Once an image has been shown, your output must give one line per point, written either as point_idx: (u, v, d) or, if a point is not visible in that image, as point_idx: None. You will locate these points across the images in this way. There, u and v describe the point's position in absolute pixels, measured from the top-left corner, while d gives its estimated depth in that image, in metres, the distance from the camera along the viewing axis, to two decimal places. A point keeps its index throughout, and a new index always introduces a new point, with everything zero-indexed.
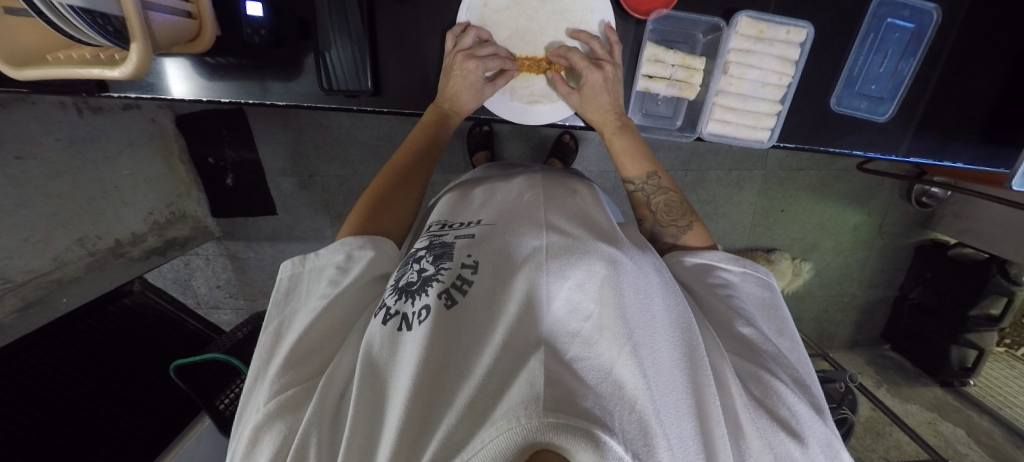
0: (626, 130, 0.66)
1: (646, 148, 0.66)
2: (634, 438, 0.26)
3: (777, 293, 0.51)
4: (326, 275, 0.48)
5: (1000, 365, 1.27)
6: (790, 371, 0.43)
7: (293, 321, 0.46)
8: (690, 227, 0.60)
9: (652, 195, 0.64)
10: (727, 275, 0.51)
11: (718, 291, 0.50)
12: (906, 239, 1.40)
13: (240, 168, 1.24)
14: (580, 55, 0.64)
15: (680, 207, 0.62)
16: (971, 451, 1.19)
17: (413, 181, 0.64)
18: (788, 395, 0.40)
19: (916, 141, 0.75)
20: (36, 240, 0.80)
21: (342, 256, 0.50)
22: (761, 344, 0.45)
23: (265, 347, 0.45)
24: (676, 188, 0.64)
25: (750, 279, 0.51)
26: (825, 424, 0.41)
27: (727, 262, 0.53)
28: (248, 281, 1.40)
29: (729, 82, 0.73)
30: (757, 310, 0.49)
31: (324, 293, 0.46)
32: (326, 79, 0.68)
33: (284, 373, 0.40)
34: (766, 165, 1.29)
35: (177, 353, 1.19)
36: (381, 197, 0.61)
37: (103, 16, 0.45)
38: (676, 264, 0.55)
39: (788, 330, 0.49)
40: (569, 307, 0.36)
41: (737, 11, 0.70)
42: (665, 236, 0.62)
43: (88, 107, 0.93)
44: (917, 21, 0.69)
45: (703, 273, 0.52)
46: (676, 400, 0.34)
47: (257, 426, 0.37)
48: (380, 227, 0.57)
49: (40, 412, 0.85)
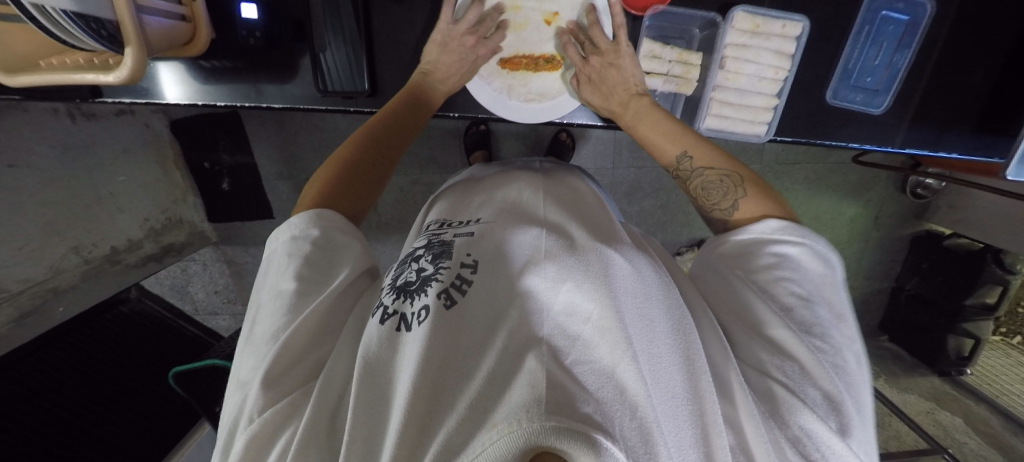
0: (649, 107, 0.65)
1: (684, 125, 0.63)
2: (633, 446, 0.26)
3: (837, 274, 0.48)
4: (299, 252, 0.48)
5: (997, 354, 1.30)
6: (820, 385, 0.41)
7: (268, 305, 0.46)
8: (736, 207, 0.56)
9: (691, 178, 0.61)
10: (784, 248, 0.49)
11: (773, 273, 0.48)
12: (902, 231, 1.42)
13: (236, 172, 1.23)
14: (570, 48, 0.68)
15: (723, 188, 0.57)
16: (969, 439, 1.19)
17: (386, 154, 0.62)
18: (805, 413, 0.39)
19: (912, 133, 0.76)
20: (31, 249, 0.79)
21: (316, 232, 0.50)
22: (794, 348, 0.43)
23: (245, 342, 0.46)
24: (721, 163, 0.58)
25: (810, 252, 0.48)
26: (849, 447, 0.38)
27: (779, 234, 0.50)
28: (247, 286, 1.39)
29: (726, 77, 0.73)
30: (815, 290, 0.47)
31: (300, 277, 0.46)
32: (322, 81, 0.67)
33: (269, 388, 0.38)
34: (762, 160, 1.30)
35: (176, 359, 1.18)
36: (351, 166, 0.58)
37: (97, 21, 0.45)
38: (727, 241, 0.54)
39: (846, 317, 0.46)
40: (568, 309, 0.36)
41: (734, 6, 0.70)
42: (715, 220, 0.59)
43: (81, 113, 0.93)
44: (911, 13, 0.70)
45: (751, 252, 0.50)
46: (675, 406, 0.34)
47: (252, 440, 0.36)
48: (347, 208, 0.56)
49: (39, 422, 0.85)
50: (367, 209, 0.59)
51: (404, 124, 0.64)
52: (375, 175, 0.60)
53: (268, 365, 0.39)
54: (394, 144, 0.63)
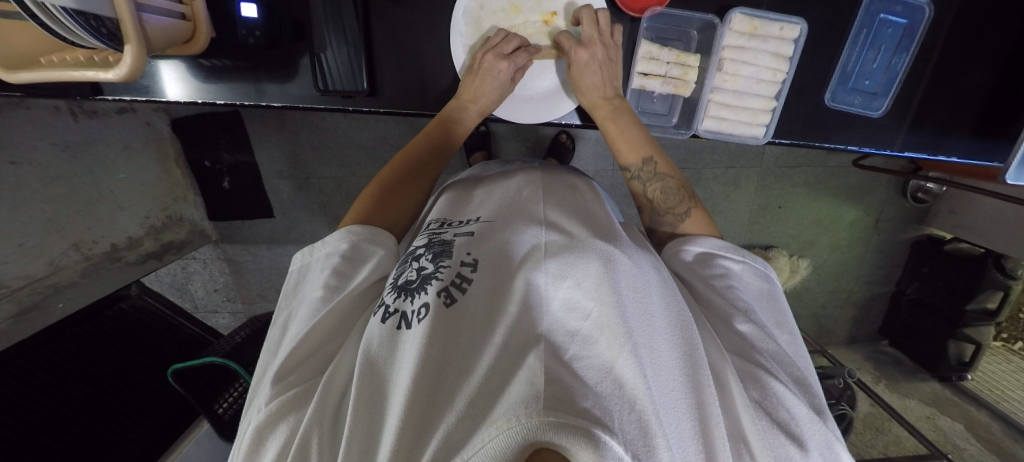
0: (620, 112, 0.66)
1: (645, 131, 0.66)
2: (634, 439, 0.26)
3: (776, 285, 0.51)
4: (331, 264, 0.48)
5: (996, 359, 1.29)
6: (792, 371, 0.43)
7: (297, 313, 0.46)
8: (688, 214, 0.59)
9: (648, 182, 0.63)
10: (727, 263, 0.51)
11: (723, 280, 0.50)
12: (902, 235, 1.41)
13: (236, 171, 1.24)
14: (568, 36, 0.66)
15: (677, 194, 0.61)
16: (970, 445, 1.18)
17: (424, 174, 0.64)
18: (789, 397, 0.40)
19: (910, 136, 0.76)
20: (32, 245, 0.80)
21: (346, 246, 0.50)
22: (761, 342, 0.44)
23: (272, 343, 0.46)
24: (674, 173, 0.62)
25: (749, 269, 0.51)
26: (825, 426, 0.40)
27: (725, 251, 0.53)
28: (247, 285, 1.39)
29: (724, 79, 0.74)
30: (756, 300, 0.49)
31: (328, 286, 0.46)
32: (321, 80, 0.68)
33: (281, 378, 0.39)
34: (763, 163, 1.29)
35: (176, 357, 1.18)
36: (388, 188, 0.60)
37: (98, 19, 0.45)
38: (675, 252, 0.54)
39: (788, 321, 0.48)
40: (568, 306, 0.36)
41: (732, 8, 0.69)
42: (663, 225, 0.61)
43: (82, 111, 0.93)
44: (909, 17, 0.70)
45: (702, 262, 0.52)
46: (674, 399, 0.34)
47: (260, 427, 0.36)
48: (384, 220, 0.57)
49: (39, 418, 0.85)
50: (412, 219, 0.61)
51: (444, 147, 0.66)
52: (422, 192, 0.63)
53: (286, 356, 0.40)
54: (434, 165, 0.66)
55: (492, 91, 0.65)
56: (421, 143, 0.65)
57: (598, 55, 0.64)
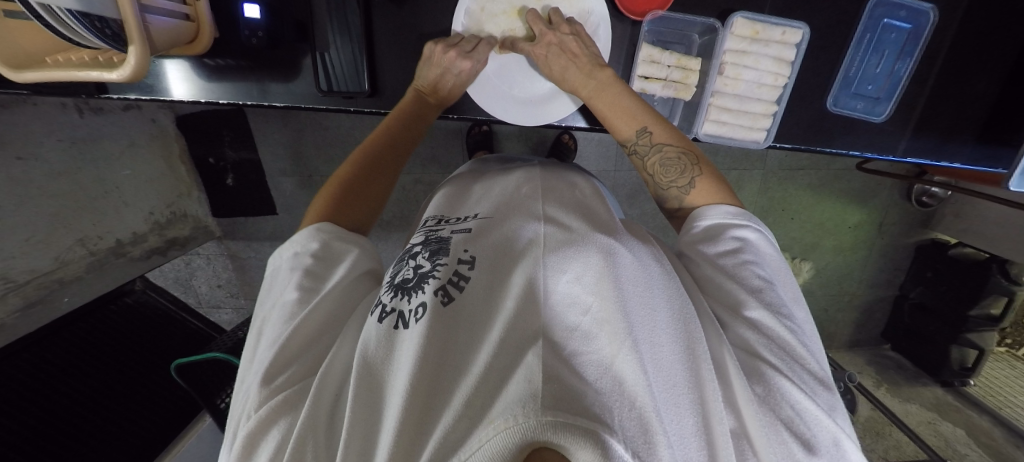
0: (608, 84, 0.63)
1: (637, 99, 0.63)
2: (633, 436, 0.26)
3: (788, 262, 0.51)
4: (302, 264, 0.49)
5: (999, 365, 1.28)
6: (804, 363, 0.42)
7: (271, 316, 0.46)
8: (692, 185, 0.58)
9: (646, 156, 0.62)
10: (743, 234, 0.51)
11: (739, 255, 0.49)
12: (906, 239, 1.40)
13: (240, 168, 1.24)
14: (535, 15, 0.65)
15: (680, 163, 0.59)
16: (970, 450, 1.18)
17: (383, 168, 0.62)
18: (794, 392, 0.39)
19: (914, 141, 0.75)
20: (39, 241, 0.81)
21: (316, 245, 0.51)
22: (770, 329, 0.44)
23: (249, 349, 0.46)
24: (674, 140, 0.60)
25: (765, 240, 0.51)
26: (834, 422, 0.39)
27: (739, 219, 0.52)
28: (249, 281, 1.40)
29: (725, 83, 0.72)
30: (775, 277, 0.49)
31: (301, 286, 0.46)
32: (324, 80, 0.68)
33: (274, 377, 0.39)
34: (766, 165, 1.29)
35: (178, 353, 1.19)
36: (353, 184, 0.59)
37: (102, 20, 0.46)
38: (689, 228, 0.55)
39: (802, 303, 0.48)
40: (568, 299, 0.36)
41: (733, 12, 0.70)
42: (669, 199, 0.61)
43: (88, 107, 0.94)
44: (913, 21, 0.69)
45: (715, 236, 0.52)
46: (676, 394, 0.34)
47: (254, 434, 0.36)
48: (352, 217, 0.57)
49: (44, 411, 0.86)
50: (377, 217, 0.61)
51: (400, 139, 0.65)
52: (386, 186, 0.62)
53: (281, 353, 0.40)
54: (395, 155, 0.64)
55: (454, 84, 0.67)
56: (379, 137, 0.64)
57: (552, 43, 0.65)
